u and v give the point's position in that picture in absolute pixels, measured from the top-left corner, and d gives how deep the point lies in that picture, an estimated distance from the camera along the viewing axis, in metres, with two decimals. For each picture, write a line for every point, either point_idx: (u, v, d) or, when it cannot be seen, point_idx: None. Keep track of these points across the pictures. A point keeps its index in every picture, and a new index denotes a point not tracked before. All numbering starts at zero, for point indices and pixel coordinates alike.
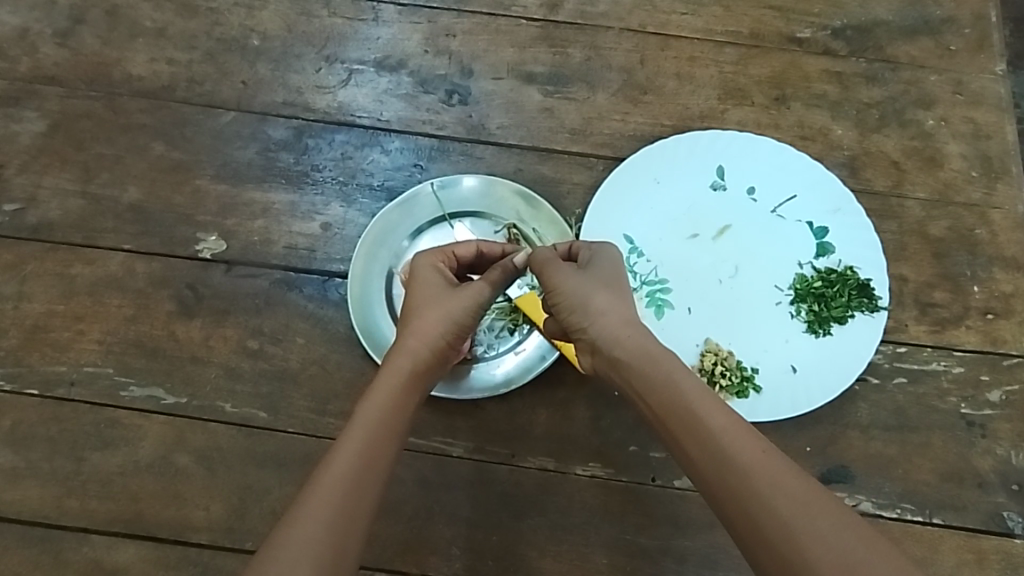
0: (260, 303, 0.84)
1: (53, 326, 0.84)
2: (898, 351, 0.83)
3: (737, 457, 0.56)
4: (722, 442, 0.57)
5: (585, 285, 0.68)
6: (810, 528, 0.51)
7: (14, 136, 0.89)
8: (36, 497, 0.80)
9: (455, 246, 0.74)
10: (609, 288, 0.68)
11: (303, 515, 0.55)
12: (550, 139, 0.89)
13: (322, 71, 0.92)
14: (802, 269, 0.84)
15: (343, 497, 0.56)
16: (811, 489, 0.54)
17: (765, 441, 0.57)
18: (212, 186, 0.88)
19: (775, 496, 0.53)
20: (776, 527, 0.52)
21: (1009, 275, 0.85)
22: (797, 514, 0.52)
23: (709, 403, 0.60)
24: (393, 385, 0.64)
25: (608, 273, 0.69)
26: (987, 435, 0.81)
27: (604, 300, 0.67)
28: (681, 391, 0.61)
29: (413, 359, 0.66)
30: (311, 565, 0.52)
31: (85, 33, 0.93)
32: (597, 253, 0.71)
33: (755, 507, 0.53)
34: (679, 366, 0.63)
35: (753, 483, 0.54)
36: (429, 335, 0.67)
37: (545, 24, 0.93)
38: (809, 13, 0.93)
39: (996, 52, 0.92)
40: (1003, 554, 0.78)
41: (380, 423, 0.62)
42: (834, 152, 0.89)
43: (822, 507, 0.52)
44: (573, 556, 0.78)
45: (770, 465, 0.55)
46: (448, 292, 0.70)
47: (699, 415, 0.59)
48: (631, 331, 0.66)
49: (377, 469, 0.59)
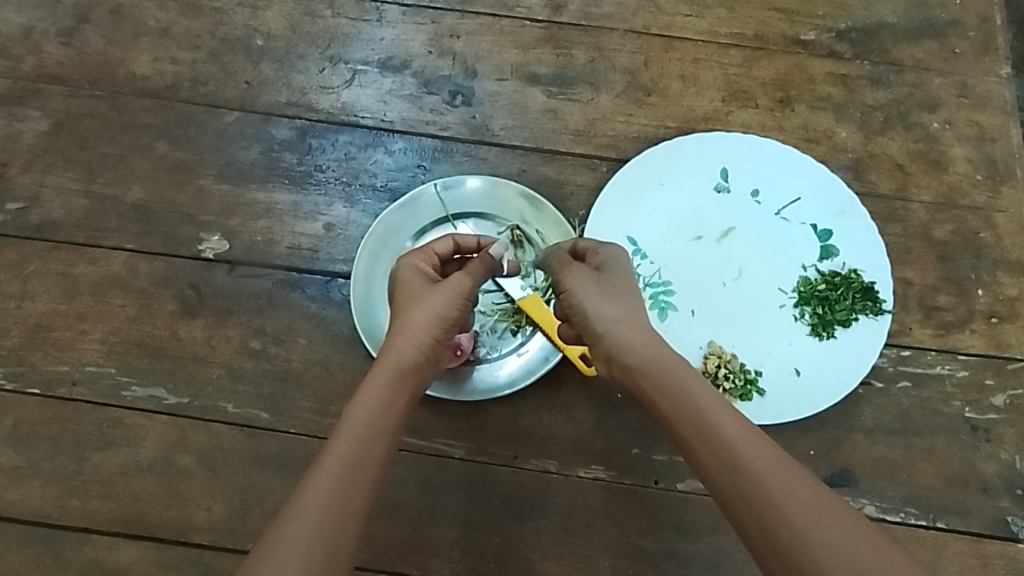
0: (262, 303, 0.84)
1: (55, 326, 0.84)
2: (902, 354, 0.82)
3: (749, 465, 0.56)
4: (735, 449, 0.57)
5: (597, 295, 0.68)
6: (825, 536, 0.51)
7: (17, 135, 0.89)
8: (37, 496, 0.80)
9: (434, 244, 0.73)
10: (622, 297, 0.69)
11: (291, 516, 0.55)
12: (554, 140, 0.89)
13: (326, 71, 0.91)
14: (805, 272, 0.84)
15: (332, 500, 0.56)
16: (826, 498, 0.53)
17: (778, 451, 0.57)
18: (215, 186, 0.88)
19: (788, 503, 0.53)
20: (790, 536, 0.52)
21: (1014, 279, 0.85)
22: (811, 523, 0.52)
23: (721, 410, 0.60)
24: (380, 385, 0.64)
25: (619, 280, 0.70)
26: (992, 440, 0.80)
27: (615, 311, 0.67)
28: (693, 399, 0.61)
29: (402, 357, 0.65)
30: (300, 565, 0.52)
31: (90, 32, 0.93)
32: (618, 260, 0.71)
33: (770, 513, 0.53)
34: (692, 373, 0.63)
35: (767, 491, 0.54)
36: (417, 334, 0.67)
37: (549, 26, 0.93)
38: (814, 15, 0.93)
39: (1001, 56, 0.92)
40: (1007, 559, 0.77)
41: (369, 423, 0.61)
42: (839, 155, 0.88)
43: (838, 517, 0.52)
44: (575, 559, 0.78)
45: (783, 473, 0.55)
46: (432, 288, 0.69)
47: (712, 422, 0.59)
48: (639, 339, 0.66)
49: (368, 469, 0.59)
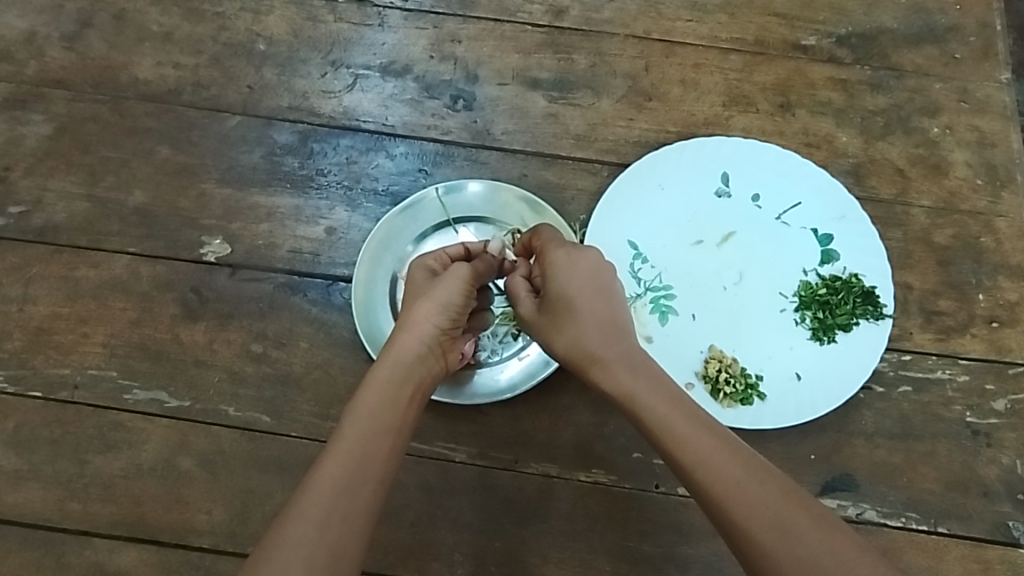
0: (264, 307, 0.84)
1: (57, 329, 0.84)
2: (904, 359, 0.82)
3: (713, 487, 0.57)
4: (698, 473, 0.58)
5: (547, 330, 0.68)
6: (788, 556, 0.53)
7: (20, 139, 0.90)
8: (38, 500, 0.80)
9: (447, 249, 0.74)
10: (574, 318, 0.66)
11: (296, 515, 0.56)
12: (555, 144, 0.89)
13: (328, 75, 0.92)
14: (806, 276, 0.85)
15: (337, 499, 0.57)
16: (790, 514, 0.55)
17: (746, 462, 0.58)
18: (217, 190, 0.88)
19: (752, 525, 0.54)
20: (758, 556, 0.54)
21: (1014, 284, 0.85)
22: (778, 543, 0.53)
23: (687, 428, 0.60)
24: (384, 382, 0.64)
25: (568, 300, 0.67)
26: (992, 444, 0.80)
27: (566, 341, 0.66)
28: (656, 420, 0.61)
29: (403, 353, 0.66)
30: (304, 566, 0.53)
31: (92, 36, 0.93)
32: (565, 264, 0.68)
33: (738, 535, 0.55)
34: (660, 384, 0.63)
35: (731, 515, 0.55)
36: (422, 330, 0.67)
37: (550, 31, 0.93)
38: (814, 21, 0.93)
39: (1001, 61, 0.92)
40: (1009, 564, 0.77)
41: (372, 419, 0.62)
42: (839, 159, 0.89)
43: (802, 532, 0.54)
44: (576, 563, 0.78)
45: (745, 495, 0.56)
46: (437, 281, 0.70)
47: (677, 445, 0.59)
48: (603, 362, 0.65)
49: (372, 466, 0.59)
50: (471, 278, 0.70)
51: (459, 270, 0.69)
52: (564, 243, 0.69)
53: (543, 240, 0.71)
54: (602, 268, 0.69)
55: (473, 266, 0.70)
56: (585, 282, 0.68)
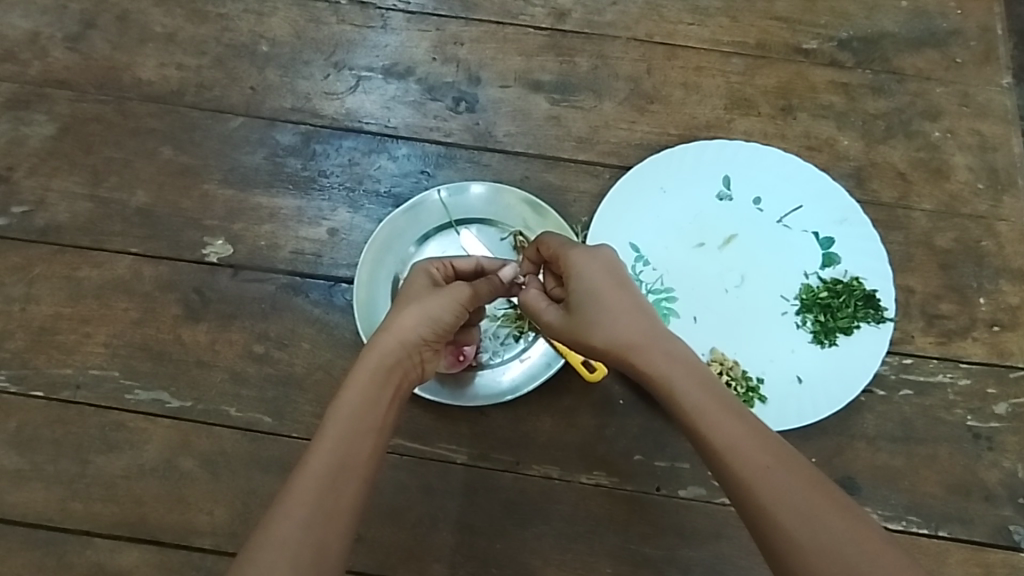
0: (266, 307, 0.84)
1: (60, 328, 0.84)
2: (905, 362, 0.83)
3: (740, 471, 0.57)
4: (727, 458, 0.57)
5: (575, 328, 0.67)
6: (810, 543, 0.52)
7: (23, 139, 0.90)
8: (40, 499, 0.80)
9: (456, 261, 0.75)
10: (601, 314, 0.66)
11: (280, 516, 0.55)
12: (556, 147, 0.89)
13: (330, 77, 0.92)
14: (808, 280, 0.85)
15: (320, 499, 0.56)
16: (816, 502, 0.54)
17: (774, 450, 0.57)
18: (220, 191, 0.88)
19: (778, 510, 0.54)
20: (782, 541, 0.53)
21: (1015, 288, 0.85)
22: (802, 528, 0.53)
23: (715, 415, 0.60)
24: (365, 382, 0.64)
25: (592, 298, 0.67)
26: (994, 448, 0.81)
27: (595, 337, 0.66)
28: (686, 407, 0.61)
29: (383, 355, 0.65)
30: (288, 566, 0.53)
31: (96, 37, 0.93)
32: (582, 264, 0.68)
33: (762, 520, 0.55)
34: (692, 372, 0.63)
35: (756, 499, 0.55)
36: (405, 334, 0.67)
37: (553, 33, 0.93)
38: (815, 25, 0.93)
39: (1002, 65, 0.92)
40: (1010, 568, 0.77)
41: (352, 421, 0.61)
42: (840, 163, 0.89)
43: (826, 519, 0.53)
44: (577, 565, 0.78)
45: (770, 481, 0.55)
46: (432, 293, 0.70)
47: (705, 430, 0.59)
48: (635, 355, 0.64)
49: (354, 467, 0.59)
50: (467, 301, 0.70)
51: (460, 292, 0.70)
52: (581, 245, 0.69)
53: (551, 248, 0.71)
54: (615, 265, 0.68)
55: (475, 287, 0.71)
56: (604, 279, 0.67)
